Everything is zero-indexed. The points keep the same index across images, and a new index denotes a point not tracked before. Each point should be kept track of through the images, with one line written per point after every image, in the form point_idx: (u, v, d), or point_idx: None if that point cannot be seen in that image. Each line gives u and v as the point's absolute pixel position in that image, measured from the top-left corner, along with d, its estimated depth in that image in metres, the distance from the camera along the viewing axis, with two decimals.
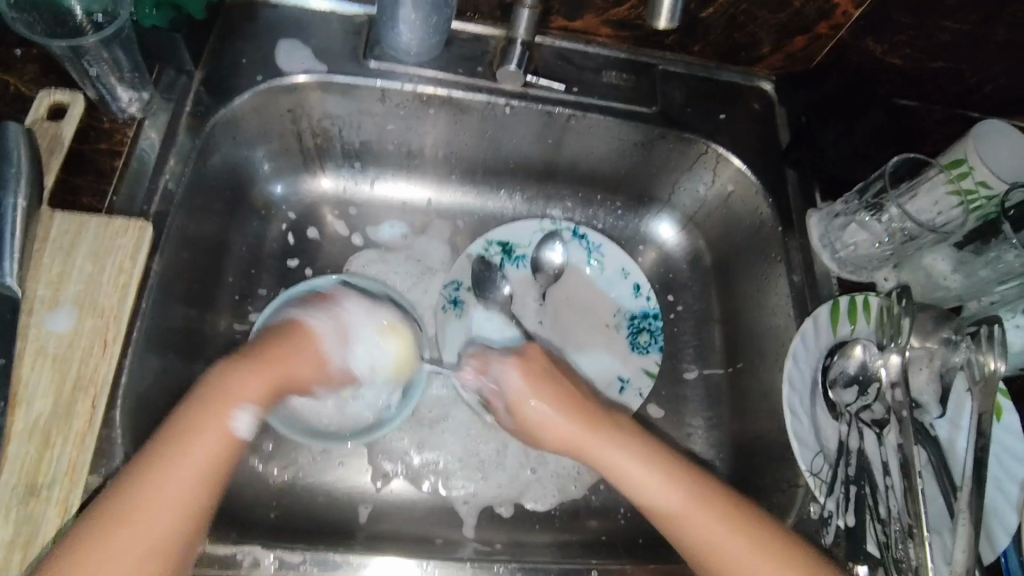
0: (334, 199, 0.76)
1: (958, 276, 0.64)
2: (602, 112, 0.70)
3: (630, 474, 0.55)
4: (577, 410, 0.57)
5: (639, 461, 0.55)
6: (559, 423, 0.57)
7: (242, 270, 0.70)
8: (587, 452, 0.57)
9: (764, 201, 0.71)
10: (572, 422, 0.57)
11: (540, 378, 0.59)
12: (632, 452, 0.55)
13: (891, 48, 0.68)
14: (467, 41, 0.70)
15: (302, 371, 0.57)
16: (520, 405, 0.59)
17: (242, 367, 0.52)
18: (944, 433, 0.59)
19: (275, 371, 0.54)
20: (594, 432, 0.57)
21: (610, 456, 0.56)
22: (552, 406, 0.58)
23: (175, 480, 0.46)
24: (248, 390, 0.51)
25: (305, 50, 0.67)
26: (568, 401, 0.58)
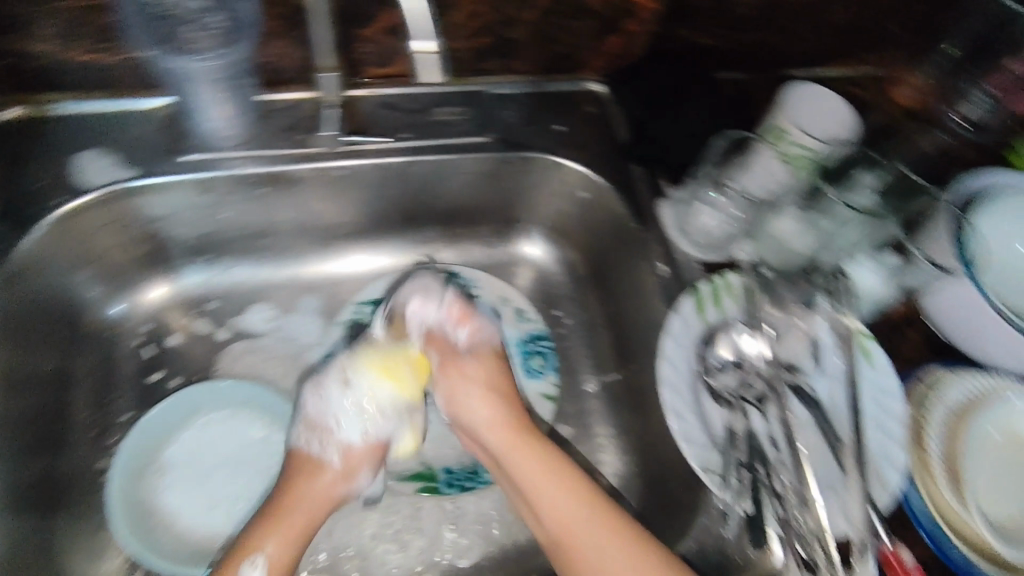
0: (188, 299, 0.72)
1: (808, 235, 0.63)
2: (437, 151, 0.69)
3: (520, 471, 0.60)
4: (501, 397, 0.65)
5: (530, 454, 0.61)
6: (481, 403, 0.65)
7: (97, 401, 0.65)
8: (502, 440, 0.63)
9: (616, 202, 0.71)
10: (495, 407, 0.64)
11: (488, 355, 0.68)
12: (532, 447, 0.61)
13: (698, 30, 0.73)
14: (283, 110, 0.67)
15: (318, 496, 0.60)
16: (469, 362, 0.67)
17: (261, 529, 0.56)
18: (823, 390, 0.59)
19: (286, 517, 0.57)
20: (511, 426, 0.63)
21: (524, 463, 0.60)
22: (479, 389, 0.65)
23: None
24: (266, 541, 0.55)
25: (106, 158, 0.62)
26: (499, 386, 0.66)
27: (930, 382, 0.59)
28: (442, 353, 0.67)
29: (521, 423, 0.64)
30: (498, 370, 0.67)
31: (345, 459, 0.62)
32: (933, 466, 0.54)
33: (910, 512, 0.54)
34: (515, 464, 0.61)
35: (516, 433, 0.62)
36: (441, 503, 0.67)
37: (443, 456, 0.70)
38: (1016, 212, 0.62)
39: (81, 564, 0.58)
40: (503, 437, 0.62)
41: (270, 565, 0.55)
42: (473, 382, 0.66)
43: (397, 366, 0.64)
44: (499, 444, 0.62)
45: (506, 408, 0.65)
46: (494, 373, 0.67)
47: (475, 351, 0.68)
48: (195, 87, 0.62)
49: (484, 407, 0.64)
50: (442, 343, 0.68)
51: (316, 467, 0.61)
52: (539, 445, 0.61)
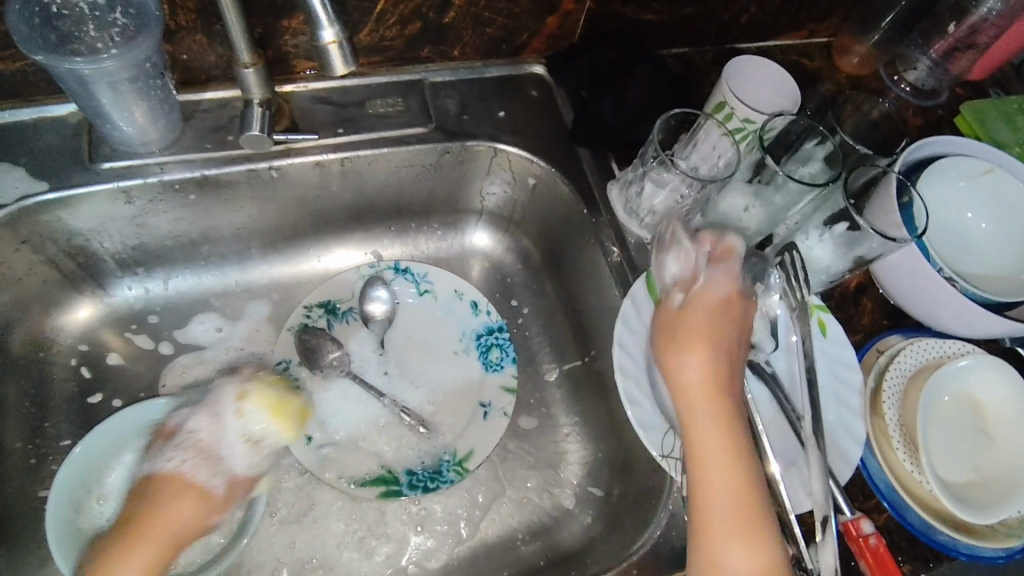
0: (125, 315, 0.69)
1: (758, 209, 0.64)
2: (374, 145, 0.66)
3: (702, 434, 0.48)
4: (723, 360, 0.51)
5: (722, 418, 0.49)
6: (699, 359, 0.51)
7: (31, 428, 0.61)
8: (701, 398, 0.50)
9: (564, 186, 0.69)
10: (710, 364, 0.50)
11: (724, 314, 0.53)
12: (727, 416, 0.49)
13: (639, 8, 0.71)
14: (210, 110, 0.64)
15: (188, 517, 0.54)
16: (701, 306, 0.53)
17: (118, 551, 0.51)
18: (781, 365, 0.60)
19: (147, 536, 0.52)
20: (716, 402, 0.49)
21: (710, 452, 0.48)
22: (707, 344, 0.51)
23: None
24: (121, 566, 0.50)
25: (16, 171, 0.58)
26: (724, 345, 0.52)
27: (888, 352, 0.59)
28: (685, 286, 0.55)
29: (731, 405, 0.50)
30: (734, 323, 0.53)
31: (226, 489, 0.56)
32: (891, 437, 0.55)
33: (870, 481, 0.55)
34: (704, 429, 0.48)
35: (719, 410, 0.49)
36: (407, 506, 0.65)
37: (404, 457, 0.67)
38: (958, 176, 0.63)
39: None
40: (705, 392, 0.50)
41: None
42: (709, 330, 0.52)
43: (287, 404, 0.59)
44: (696, 401, 0.50)
45: (720, 375, 0.50)
46: (725, 324, 0.52)
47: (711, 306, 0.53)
48: (98, 90, 0.54)
49: (702, 361, 0.50)
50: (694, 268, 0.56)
51: (187, 490, 0.54)
52: (732, 443, 0.48)
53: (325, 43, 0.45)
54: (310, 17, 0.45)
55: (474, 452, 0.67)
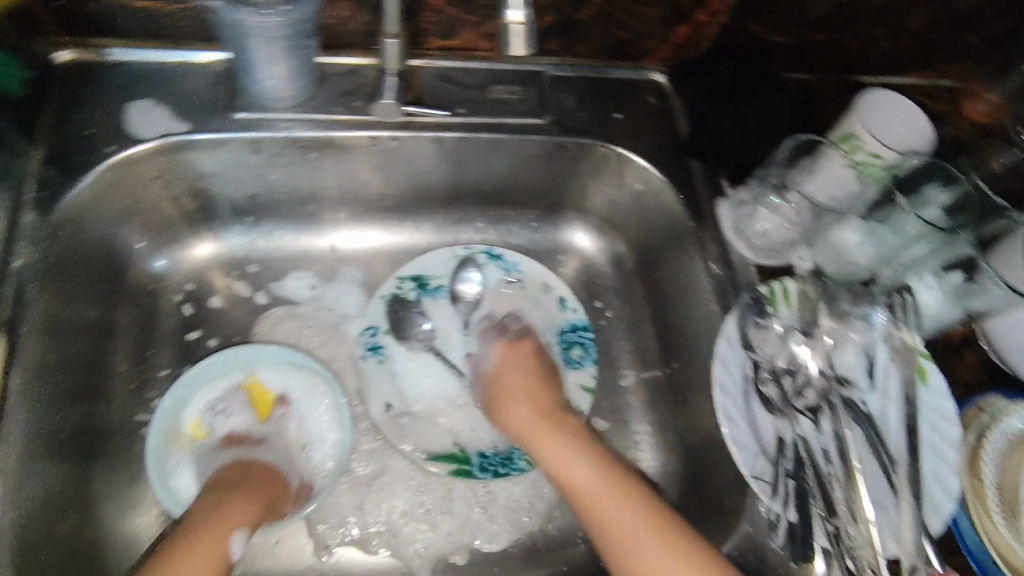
0: (229, 260, 0.71)
1: (867, 246, 0.63)
2: (493, 130, 0.67)
3: (560, 450, 0.60)
4: (543, 404, 0.64)
5: (574, 437, 0.61)
6: (523, 401, 0.64)
7: (136, 355, 0.64)
8: (533, 419, 0.63)
9: (673, 197, 0.69)
10: (531, 408, 0.63)
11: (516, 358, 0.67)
12: (571, 433, 0.61)
13: (770, 27, 0.70)
14: (342, 75, 0.66)
15: (271, 487, 0.59)
16: (505, 369, 0.67)
17: (238, 504, 0.55)
18: (875, 405, 0.57)
19: (247, 495, 0.56)
20: (544, 414, 0.63)
21: (562, 452, 0.60)
22: (528, 390, 0.65)
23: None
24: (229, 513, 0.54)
25: (159, 110, 0.61)
26: (538, 385, 0.65)
27: (990, 412, 0.57)
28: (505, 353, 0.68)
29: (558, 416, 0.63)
30: (539, 368, 0.67)
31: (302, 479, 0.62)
32: (987, 495, 0.53)
33: (959, 539, 0.53)
34: (556, 448, 0.60)
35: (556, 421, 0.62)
36: (474, 487, 0.66)
37: (478, 439, 0.68)
38: None
39: (111, 515, 0.57)
40: (538, 425, 0.62)
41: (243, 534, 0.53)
42: (520, 379, 0.66)
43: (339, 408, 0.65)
44: (552, 425, 0.62)
45: (549, 400, 0.64)
46: (528, 368, 0.66)
47: (509, 359, 0.68)
48: (253, 43, 0.56)
49: (525, 407, 0.63)
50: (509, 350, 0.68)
51: (279, 479, 0.60)
52: (577, 442, 0.60)
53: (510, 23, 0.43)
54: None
55: None
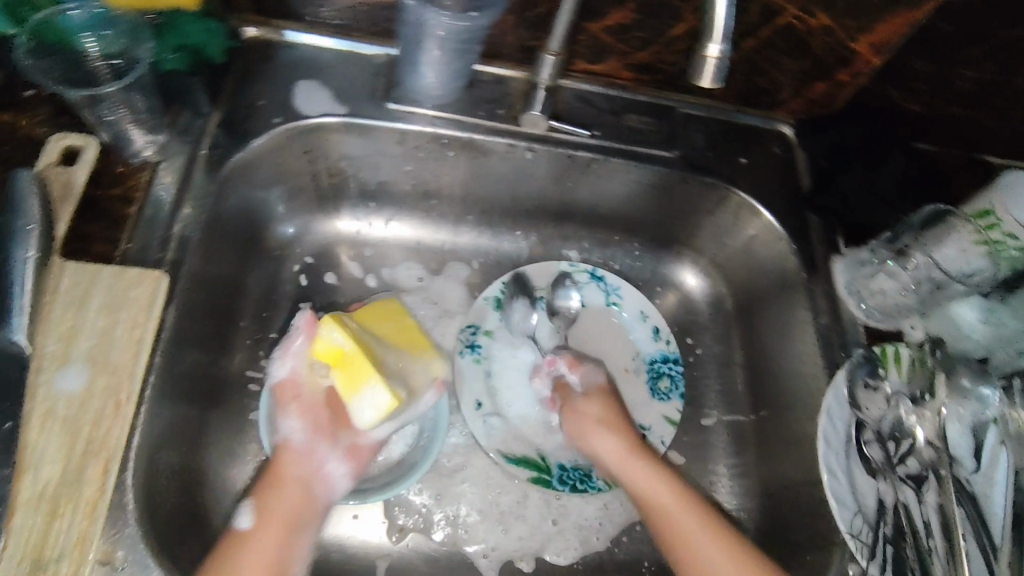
0: (349, 240, 0.75)
1: (986, 326, 0.63)
2: (623, 155, 0.69)
3: (653, 487, 0.61)
4: (632, 438, 0.65)
5: (663, 476, 0.62)
6: (605, 435, 0.65)
7: (254, 314, 0.67)
8: (620, 453, 0.64)
9: (789, 247, 0.70)
10: (619, 438, 0.65)
11: (602, 394, 0.68)
12: (663, 472, 0.62)
13: (910, 93, 0.67)
14: (489, 83, 0.69)
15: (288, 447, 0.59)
16: (583, 400, 0.68)
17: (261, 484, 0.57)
18: (979, 487, 0.55)
19: (276, 467, 0.58)
20: (631, 447, 0.64)
21: (650, 487, 0.61)
22: (605, 422, 0.66)
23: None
24: (265, 493, 0.56)
25: (323, 91, 0.65)
26: (619, 418, 0.67)
27: None
28: (563, 399, 0.69)
29: (640, 445, 0.65)
30: (614, 403, 0.68)
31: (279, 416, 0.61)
32: None
33: None
34: (650, 484, 0.62)
35: (637, 453, 0.64)
36: (549, 498, 0.67)
37: (560, 451, 0.70)
38: None
39: (217, 459, 0.60)
40: (627, 458, 0.64)
41: (260, 510, 0.55)
42: (595, 413, 0.67)
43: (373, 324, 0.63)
44: (642, 460, 0.63)
45: (626, 433, 0.66)
46: (608, 404, 0.68)
47: (596, 389, 0.69)
48: (429, 43, 0.61)
49: (615, 438, 0.65)
50: (564, 390, 0.70)
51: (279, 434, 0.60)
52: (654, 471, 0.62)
53: (707, 55, 0.45)
54: (703, 30, 0.45)
55: None
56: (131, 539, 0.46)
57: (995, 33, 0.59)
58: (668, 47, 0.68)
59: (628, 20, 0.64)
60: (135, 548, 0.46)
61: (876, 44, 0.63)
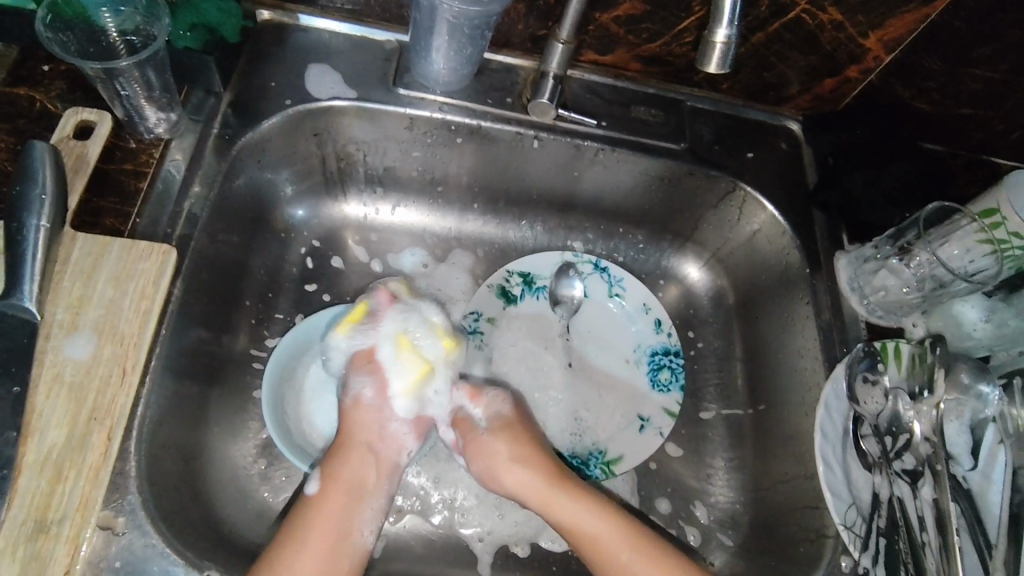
0: (355, 224, 0.75)
1: (989, 325, 0.63)
2: (629, 147, 0.70)
3: (580, 521, 0.59)
4: (549, 468, 0.62)
5: (589, 508, 0.60)
6: (519, 470, 0.62)
7: (260, 294, 0.68)
8: (541, 486, 0.61)
9: (792, 243, 0.70)
10: (536, 474, 0.62)
11: (505, 425, 0.64)
12: (592, 502, 0.60)
13: (919, 93, 0.67)
14: (498, 71, 0.70)
15: (357, 414, 0.62)
16: (491, 438, 0.63)
17: (328, 456, 0.60)
18: (975, 484, 0.55)
19: (345, 437, 0.61)
20: (549, 477, 0.62)
21: (578, 517, 0.59)
22: (518, 455, 0.62)
23: (296, 563, 0.53)
24: (335, 465, 0.59)
25: (334, 75, 0.66)
26: (532, 445, 0.63)
27: None
28: (466, 434, 0.65)
29: (561, 470, 0.62)
30: (523, 431, 0.64)
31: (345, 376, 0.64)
32: None
33: None
34: (577, 519, 0.59)
35: (558, 481, 0.62)
36: None
37: (558, 439, 0.71)
38: None
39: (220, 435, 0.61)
40: (548, 490, 0.61)
41: (327, 477, 0.58)
42: (501, 450, 0.63)
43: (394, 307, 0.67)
44: (562, 492, 0.61)
45: (541, 464, 0.62)
46: (519, 435, 0.64)
47: (501, 423, 0.64)
48: (440, 28, 0.61)
49: (530, 474, 0.62)
50: (466, 424, 0.65)
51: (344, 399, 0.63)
52: (576, 495, 0.60)
53: (715, 40, 0.45)
54: (710, 16, 0.45)
55: (624, 458, 0.70)
56: (131, 506, 0.47)
57: (1007, 32, 0.57)
58: (677, 38, 0.68)
59: (637, 11, 0.65)
60: (134, 514, 0.46)
61: (887, 41, 0.66)
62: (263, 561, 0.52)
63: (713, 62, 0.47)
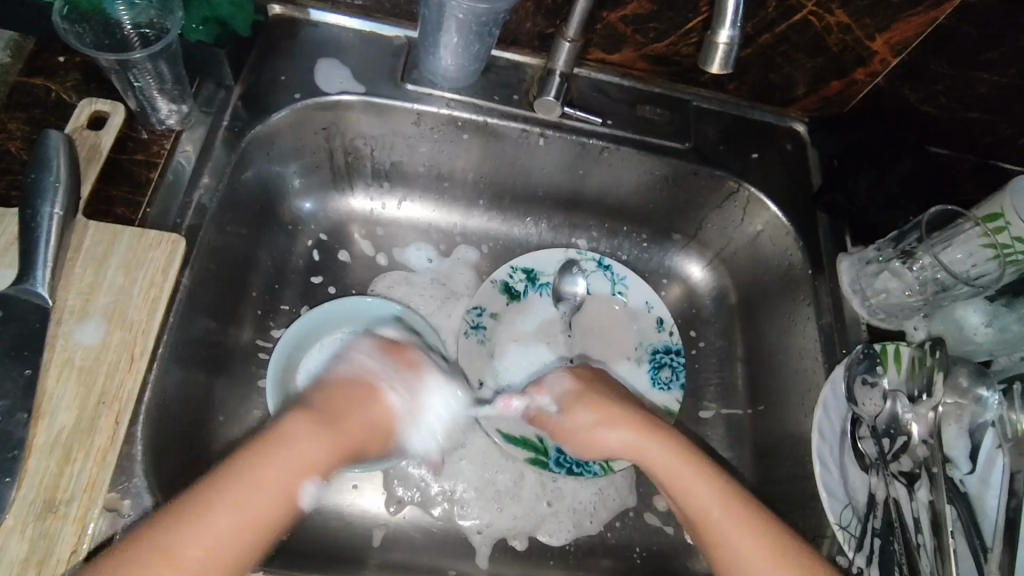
0: (361, 218, 0.76)
1: (991, 329, 0.63)
2: (635, 145, 0.70)
3: (692, 492, 0.55)
4: (641, 421, 0.59)
5: (693, 468, 0.56)
6: (613, 432, 0.59)
7: (267, 285, 0.69)
8: (637, 444, 0.58)
9: (795, 244, 0.70)
10: (631, 431, 0.58)
11: (576, 393, 0.62)
12: (696, 463, 0.56)
13: (927, 96, 0.67)
14: (506, 68, 0.71)
15: (364, 422, 0.54)
16: (571, 412, 0.61)
17: (300, 420, 0.50)
18: (972, 489, 0.55)
19: (343, 430, 0.52)
20: (641, 429, 0.59)
21: (685, 481, 0.55)
22: (602, 415, 0.60)
23: (210, 542, 0.43)
24: (302, 443, 0.49)
25: (343, 70, 0.67)
26: (612, 404, 0.61)
27: None
28: (546, 424, 0.64)
29: (649, 420, 0.59)
30: (597, 393, 0.62)
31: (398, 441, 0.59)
32: None
33: None
34: (679, 475, 0.56)
35: (650, 430, 0.58)
36: (545, 479, 0.68)
37: None
38: None
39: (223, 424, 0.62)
40: (644, 444, 0.58)
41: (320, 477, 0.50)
42: (582, 418, 0.60)
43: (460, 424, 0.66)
44: (658, 444, 0.57)
45: (630, 420, 0.59)
46: (597, 398, 0.61)
47: (572, 398, 0.62)
48: (448, 25, 0.62)
49: (621, 432, 0.59)
50: (542, 418, 0.64)
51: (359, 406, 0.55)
52: (672, 450, 0.57)
53: (718, 41, 0.46)
54: (714, 17, 0.46)
55: None
56: (137, 489, 0.48)
57: (1016, 37, 0.58)
58: (684, 38, 0.68)
59: (644, 10, 0.65)
60: (139, 498, 0.48)
61: (895, 43, 0.65)
62: (178, 530, 0.43)
63: (718, 62, 0.47)
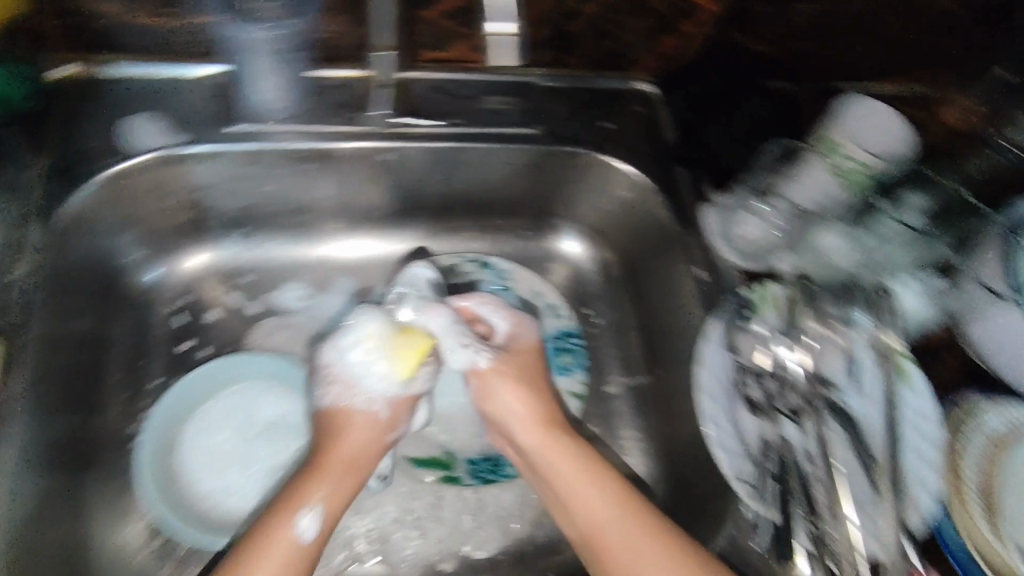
0: (221, 271, 0.72)
1: (849, 252, 0.63)
2: (487, 139, 0.69)
3: (591, 503, 0.55)
4: (557, 425, 0.61)
5: (591, 477, 0.56)
6: (526, 399, 0.62)
7: (127, 365, 0.65)
8: (541, 436, 0.61)
9: (659, 206, 0.70)
10: (544, 410, 0.62)
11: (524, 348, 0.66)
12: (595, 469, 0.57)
13: (755, 36, 0.69)
14: (335, 88, 0.68)
15: (364, 437, 0.59)
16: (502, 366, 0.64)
17: (311, 477, 0.56)
18: (860, 408, 0.55)
19: (332, 465, 0.57)
20: (559, 430, 0.61)
21: (590, 497, 0.55)
22: (532, 392, 0.63)
23: None
24: (315, 490, 0.55)
25: (158, 123, 0.63)
26: (545, 397, 0.63)
27: (967, 410, 0.55)
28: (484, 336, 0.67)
29: (565, 430, 0.61)
30: (534, 361, 0.66)
31: (387, 408, 0.61)
32: (968, 497, 0.51)
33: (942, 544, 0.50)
34: (568, 474, 0.57)
35: (566, 439, 0.60)
36: (463, 494, 0.67)
37: (468, 446, 0.69)
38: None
39: (100, 526, 0.58)
40: (548, 446, 0.60)
41: (322, 517, 0.54)
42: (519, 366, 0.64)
43: (414, 343, 0.61)
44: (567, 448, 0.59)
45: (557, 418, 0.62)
46: (532, 362, 0.66)
47: (515, 350, 0.66)
48: (255, 59, 0.62)
49: (525, 401, 0.62)
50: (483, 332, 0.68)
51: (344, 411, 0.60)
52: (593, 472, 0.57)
53: None
54: None
55: None
56: None
57: None
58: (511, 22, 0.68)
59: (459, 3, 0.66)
60: None
61: None
62: None
63: None
